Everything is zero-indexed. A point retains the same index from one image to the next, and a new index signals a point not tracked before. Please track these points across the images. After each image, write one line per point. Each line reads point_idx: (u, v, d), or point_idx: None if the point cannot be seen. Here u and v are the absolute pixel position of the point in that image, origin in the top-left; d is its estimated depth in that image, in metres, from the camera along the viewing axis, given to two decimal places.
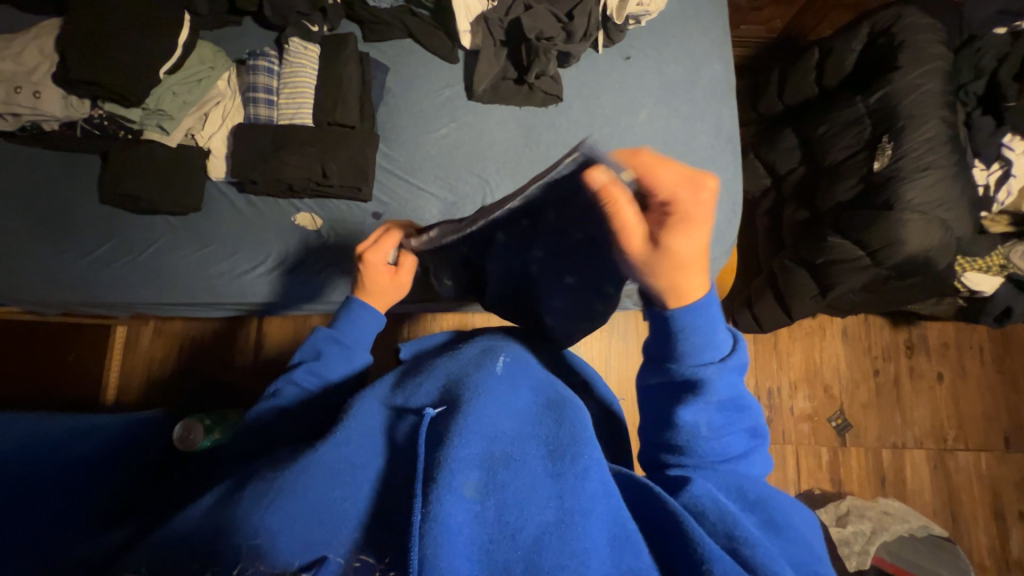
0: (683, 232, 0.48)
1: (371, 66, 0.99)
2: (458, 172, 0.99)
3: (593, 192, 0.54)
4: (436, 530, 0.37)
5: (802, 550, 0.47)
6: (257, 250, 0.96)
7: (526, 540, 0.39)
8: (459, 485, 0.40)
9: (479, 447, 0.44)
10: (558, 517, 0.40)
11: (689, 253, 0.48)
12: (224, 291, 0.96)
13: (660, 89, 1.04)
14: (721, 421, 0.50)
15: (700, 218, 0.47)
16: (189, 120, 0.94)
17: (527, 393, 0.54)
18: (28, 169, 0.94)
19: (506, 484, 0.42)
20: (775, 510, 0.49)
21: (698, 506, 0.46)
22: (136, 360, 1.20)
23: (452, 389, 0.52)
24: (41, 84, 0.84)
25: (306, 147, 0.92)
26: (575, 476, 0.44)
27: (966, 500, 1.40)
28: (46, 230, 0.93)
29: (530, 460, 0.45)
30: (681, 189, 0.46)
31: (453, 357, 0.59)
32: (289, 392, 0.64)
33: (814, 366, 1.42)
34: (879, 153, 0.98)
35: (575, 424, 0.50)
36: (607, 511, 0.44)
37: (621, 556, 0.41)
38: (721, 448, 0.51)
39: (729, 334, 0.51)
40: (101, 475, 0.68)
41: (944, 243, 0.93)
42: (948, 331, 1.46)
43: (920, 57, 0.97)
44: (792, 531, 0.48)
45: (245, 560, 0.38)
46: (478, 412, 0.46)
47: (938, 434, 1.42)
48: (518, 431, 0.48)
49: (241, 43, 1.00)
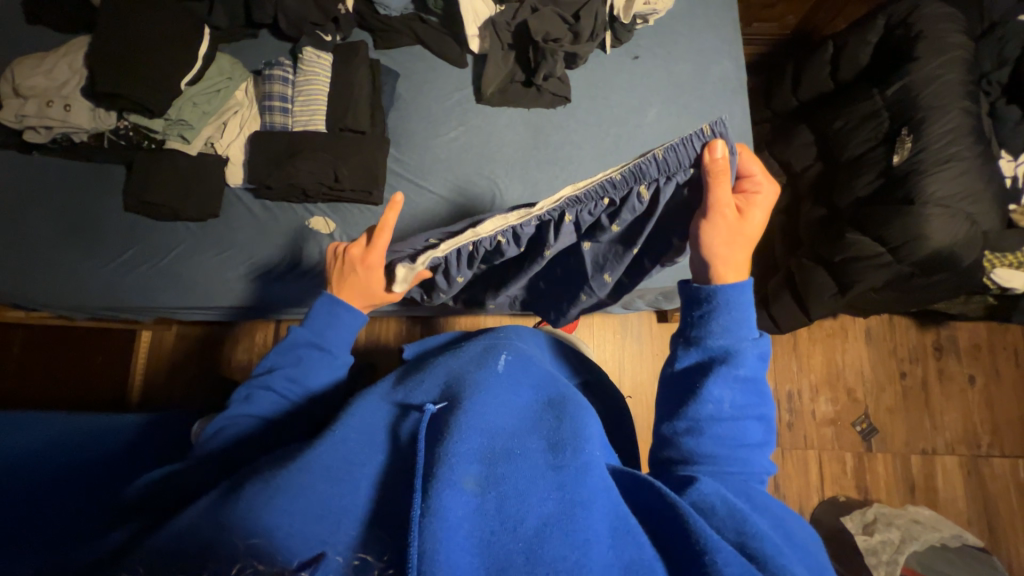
0: (763, 215, 0.58)
1: (382, 72, 1.01)
2: (468, 174, 1.00)
3: (697, 166, 0.57)
4: (434, 524, 0.37)
5: (811, 554, 0.46)
6: (254, 254, 0.98)
7: (528, 531, 0.39)
8: (459, 479, 0.41)
9: (479, 443, 0.44)
10: (558, 509, 0.40)
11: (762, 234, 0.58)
12: (218, 295, 0.99)
13: (668, 88, 1.04)
14: (744, 401, 0.52)
15: (770, 210, 0.59)
16: (209, 129, 0.97)
17: (527, 390, 0.54)
18: (58, 180, 0.98)
19: (507, 476, 0.42)
20: (782, 516, 0.48)
21: (706, 502, 0.45)
22: (159, 363, 1.23)
23: (453, 386, 0.53)
24: (71, 98, 0.88)
25: (319, 153, 0.94)
26: (576, 469, 0.44)
27: (1003, 509, 1.33)
28: (74, 238, 0.97)
29: (530, 454, 0.45)
30: (768, 180, 0.59)
31: (455, 355, 0.60)
32: (268, 400, 0.62)
33: (837, 369, 1.37)
34: (898, 146, 0.96)
35: (576, 420, 0.49)
36: (608, 504, 0.43)
37: (623, 548, 0.41)
38: (741, 434, 0.51)
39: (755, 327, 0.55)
40: (118, 471, 0.69)
41: (969, 238, 0.90)
42: (979, 332, 1.40)
43: (939, 47, 0.94)
44: (798, 536, 0.47)
45: (243, 560, 0.37)
46: (479, 408, 0.47)
47: (971, 440, 1.36)
48: (518, 428, 0.48)
49: (258, 55, 1.04)
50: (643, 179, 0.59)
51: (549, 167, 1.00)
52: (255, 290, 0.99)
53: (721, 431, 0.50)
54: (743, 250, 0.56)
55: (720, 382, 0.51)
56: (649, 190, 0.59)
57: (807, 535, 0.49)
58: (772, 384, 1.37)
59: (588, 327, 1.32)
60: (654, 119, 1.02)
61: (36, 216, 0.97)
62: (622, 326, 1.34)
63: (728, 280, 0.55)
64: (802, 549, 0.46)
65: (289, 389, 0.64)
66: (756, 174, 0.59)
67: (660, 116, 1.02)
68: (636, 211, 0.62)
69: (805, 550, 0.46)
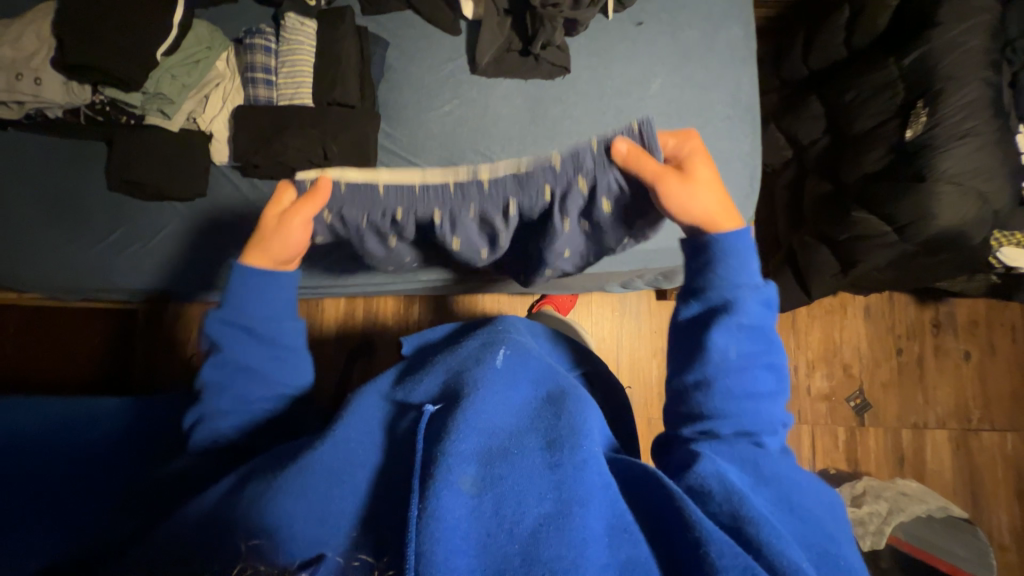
0: (701, 163, 0.62)
1: (370, 41, 0.95)
2: (462, 150, 0.96)
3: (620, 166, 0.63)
4: (433, 526, 0.37)
5: (813, 527, 0.47)
6: (241, 228, 0.96)
7: (524, 533, 0.39)
8: (456, 480, 0.41)
9: (477, 442, 0.44)
10: (555, 509, 0.41)
11: (714, 180, 0.62)
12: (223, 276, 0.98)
13: (674, 56, 0.98)
14: (749, 348, 0.54)
15: (704, 158, 0.64)
16: (190, 103, 0.92)
17: (527, 385, 0.54)
18: (37, 157, 0.94)
19: (506, 476, 0.42)
20: (788, 484, 0.49)
21: (704, 487, 0.46)
22: (159, 340, 1.22)
23: (452, 384, 0.52)
24: (41, 70, 0.83)
25: (307, 129, 0.90)
26: (575, 467, 0.44)
27: (989, 480, 1.37)
28: (58, 218, 0.94)
29: (528, 452, 0.45)
30: (682, 137, 0.65)
31: (453, 352, 0.59)
32: (228, 397, 0.61)
33: (834, 345, 1.38)
34: (913, 119, 0.91)
35: (575, 416, 0.49)
36: (606, 501, 0.44)
37: (619, 546, 0.42)
38: (752, 385, 0.53)
39: (759, 272, 0.57)
40: (116, 457, 0.70)
41: (980, 217, 0.87)
42: (978, 308, 1.40)
43: (965, 11, 0.88)
44: (803, 506, 0.48)
45: (245, 557, 0.40)
46: (478, 406, 0.47)
47: (962, 414, 1.38)
48: (516, 426, 0.48)
49: (239, 22, 0.98)
50: (581, 170, 0.65)
51: (547, 143, 0.96)
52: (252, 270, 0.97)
53: (733, 383, 0.52)
54: (712, 203, 0.59)
55: (725, 331, 0.53)
56: (588, 183, 0.65)
57: (819, 502, 0.50)
58: None
59: (586, 305, 1.31)
60: (658, 92, 0.98)
61: (17, 195, 0.94)
62: (620, 303, 1.33)
63: (728, 229, 0.58)
64: (806, 507, 0.49)
65: (234, 379, 0.61)
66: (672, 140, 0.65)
67: (664, 88, 0.98)
68: (577, 202, 0.67)
69: (809, 519, 0.48)
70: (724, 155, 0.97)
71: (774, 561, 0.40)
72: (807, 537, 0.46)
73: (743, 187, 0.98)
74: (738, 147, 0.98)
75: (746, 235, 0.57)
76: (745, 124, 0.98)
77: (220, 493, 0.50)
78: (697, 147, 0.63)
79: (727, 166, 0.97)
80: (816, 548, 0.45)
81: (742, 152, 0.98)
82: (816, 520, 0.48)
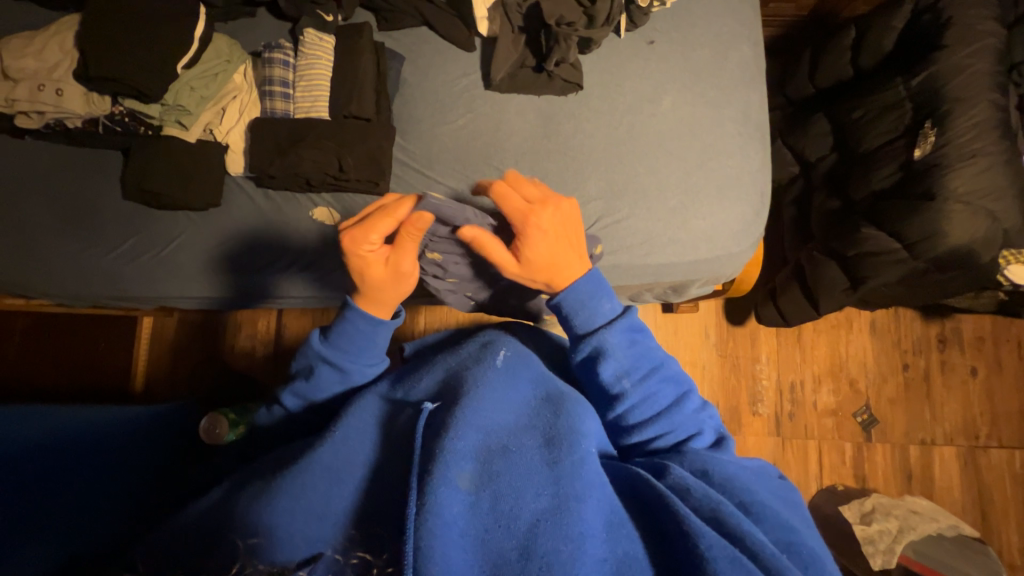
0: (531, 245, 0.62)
1: (387, 56, 0.97)
2: (476, 163, 0.97)
3: (371, 240, 0.59)
4: (431, 521, 0.38)
5: (776, 523, 0.47)
6: (272, 246, 0.97)
7: (522, 528, 0.40)
8: (454, 477, 0.42)
9: (476, 439, 0.45)
10: (552, 504, 0.42)
11: (559, 250, 0.62)
12: (242, 289, 0.98)
13: (685, 74, 1.00)
14: (637, 370, 0.58)
15: (546, 227, 0.62)
16: (207, 115, 0.93)
17: (526, 385, 0.55)
18: (49, 165, 0.95)
19: (503, 473, 0.43)
20: (741, 482, 0.50)
21: (682, 484, 0.47)
22: (160, 353, 1.21)
23: (451, 382, 0.54)
24: (63, 81, 0.85)
25: (322, 141, 0.91)
26: (573, 463, 0.44)
27: (997, 498, 1.35)
28: (69, 226, 0.95)
29: (526, 450, 0.46)
30: (519, 219, 0.62)
31: (454, 352, 0.61)
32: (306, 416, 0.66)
33: (839, 360, 1.38)
34: (921, 140, 0.93)
35: (574, 415, 0.50)
36: (605, 498, 0.45)
37: (617, 541, 0.43)
38: (656, 403, 0.58)
39: (614, 304, 0.61)
40: (122, 465, 0.70)
41: (989, 236, 0.88)
42: (984, 325, 1.40)
43: (970, 35, 0.91)
44: (762, 509, 0.47)
45: (244, 559, 0.42)
46: (478, 403, 0.48)
47: (970, 431, 1.37)
48: (514, 424, 0.49)
49: (256, 35, 0.99)
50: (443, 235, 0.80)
51: (560, 158, 0.97)
52: (258, 282, 0.98)
53: (637, 409, 0.57)
54: (541, 277, 0.63)
55: (606, 371, 0.58)
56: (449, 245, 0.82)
57: (779, 503, 0.51)
58: (776, 375, 1.37)
59: None
60: (669, 109, 0.99)
61: (28, 203, 0.94)
62: None
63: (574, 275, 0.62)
64: (764, 492, 0.51)
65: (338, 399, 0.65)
66: (518, 223, 0.62)
67: (675, 105, 0.99)
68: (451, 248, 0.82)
69: (775, 509, 0.48)
70: (735, 173, 0.98)
71: (755, 551, 0.41)
72: (780, 533, 0.46)
73: (754, 204, 0.99)
74: (747, 164, 0.99)
75: (589, 279, 0.61)
76: (756, 140, 0.99)
77: (228, 498, 0.50)
78: (527, 224, 0.61)
79: (738, 184, 0.99)
80: (781, 545, 0.45)
81: (752, 170, 1.00)
82: (779, 506, 0.49)
